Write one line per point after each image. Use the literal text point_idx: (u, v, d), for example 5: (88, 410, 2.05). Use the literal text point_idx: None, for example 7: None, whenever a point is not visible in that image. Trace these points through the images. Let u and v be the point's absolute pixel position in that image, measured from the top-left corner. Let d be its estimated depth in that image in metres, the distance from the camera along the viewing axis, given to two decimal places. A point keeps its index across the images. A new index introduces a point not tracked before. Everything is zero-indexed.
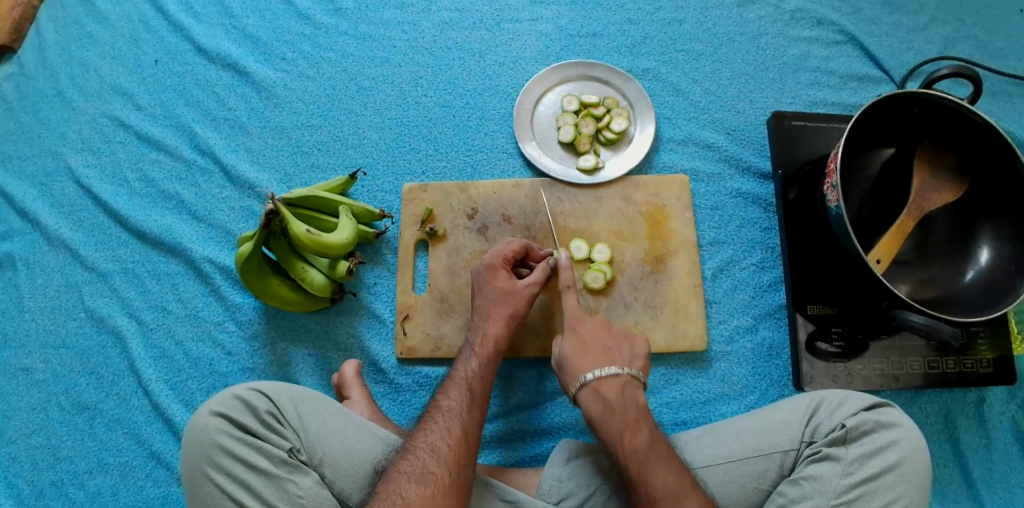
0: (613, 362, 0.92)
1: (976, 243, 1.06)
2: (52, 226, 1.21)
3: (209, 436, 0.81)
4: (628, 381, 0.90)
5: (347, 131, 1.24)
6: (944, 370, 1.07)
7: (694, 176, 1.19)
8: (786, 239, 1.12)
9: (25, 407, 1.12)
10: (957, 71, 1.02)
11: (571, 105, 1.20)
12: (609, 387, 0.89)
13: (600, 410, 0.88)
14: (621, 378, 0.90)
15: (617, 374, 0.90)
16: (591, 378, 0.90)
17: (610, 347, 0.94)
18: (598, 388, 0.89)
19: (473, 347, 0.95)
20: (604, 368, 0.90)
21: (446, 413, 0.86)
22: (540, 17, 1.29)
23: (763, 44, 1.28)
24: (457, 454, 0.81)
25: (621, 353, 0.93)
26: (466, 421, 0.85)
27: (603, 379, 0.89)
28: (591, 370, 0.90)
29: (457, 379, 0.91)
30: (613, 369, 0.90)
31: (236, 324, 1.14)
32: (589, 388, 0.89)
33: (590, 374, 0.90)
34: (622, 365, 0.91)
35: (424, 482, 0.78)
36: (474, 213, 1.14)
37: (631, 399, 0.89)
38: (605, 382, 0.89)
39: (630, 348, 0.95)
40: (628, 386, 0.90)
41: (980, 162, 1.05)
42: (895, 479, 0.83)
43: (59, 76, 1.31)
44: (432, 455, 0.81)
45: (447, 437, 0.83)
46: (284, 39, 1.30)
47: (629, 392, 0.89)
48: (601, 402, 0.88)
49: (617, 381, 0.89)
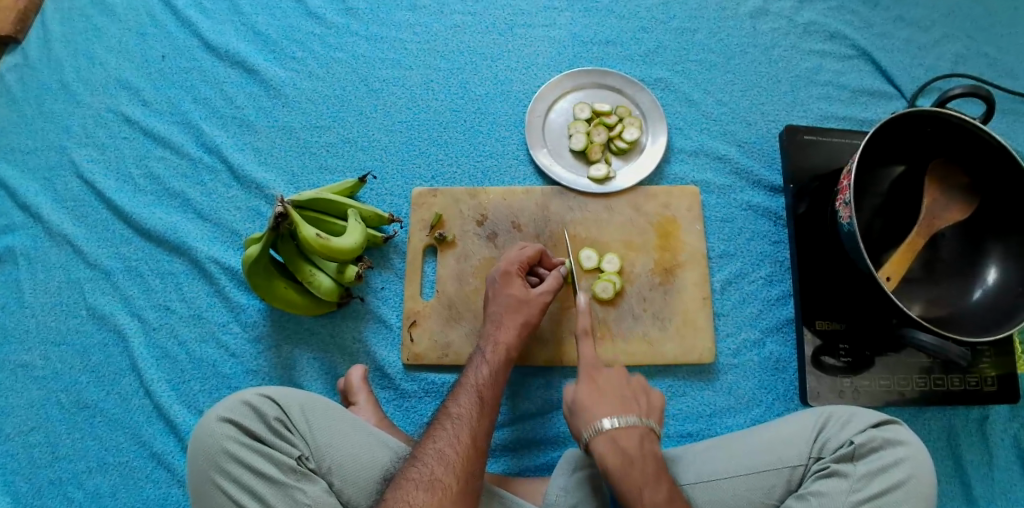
0: (632, 411, 0.87)
1: (984, 262, 1.06)
2: (55, 221, 1.19)
3: (217, 441, 0.80)
4: (647, 432, 0.85)
5: (357, 133, 1.23)
6: (949, 387, 1.07)
7: (705, 188, 1.19)
8: (796, 253, 1.12)
9: (24, 405, 1.11)
10: (970, 91, 1.02)
11: (583, 113, 1.19)
12: (628, 438, 0.84)
13: (619, 463, 0.82)
14: (639, 429, 0.85)
15: (636, 425, 0.85)
16: (609, 426, 0.85)
17: (629, 395, 0.89)
18: (616, 438, 0.84)
19: (483, 354, 0.95)
20: (623, 418, 0.86)
21: (455, 420, 0.85)
22: (553, 23, 1.29)
23: (775, 57, 1.28)
24: (466, 462, 0.81)
25: (640, 402, 0.89)
26: (476, 429, 0.84)
27: (621, 430, 0.85)
28: (610, 419, 0.86)
29: (467, 386, 0.90)
30: (631, 418, 0.86)
31: (240, 325, 1.13)
32: (607, 438, 0.84)
33: (608, 423, 0.85)
34: (641, 415, 0.87)
35: (432, 489, 0.77)
36: (483, 219, 1.14)
37: (650, 452, 0.84)
38: (623, 433, 0.84)
39: (647, 398, 0.90)
40: (646, 439, 0.85)
41: (991, 182, 1.05)
42: (903, 496, 0.83)
43: (65, 68, 1.29)
44: (440, 462, 0.80)
45: (455, 445, 0.82)
46: (294, 38, 1.29)
47: (648, 444, 0.85)
48: (620, 456, 0.83)
49: (636, 432, 0.85)
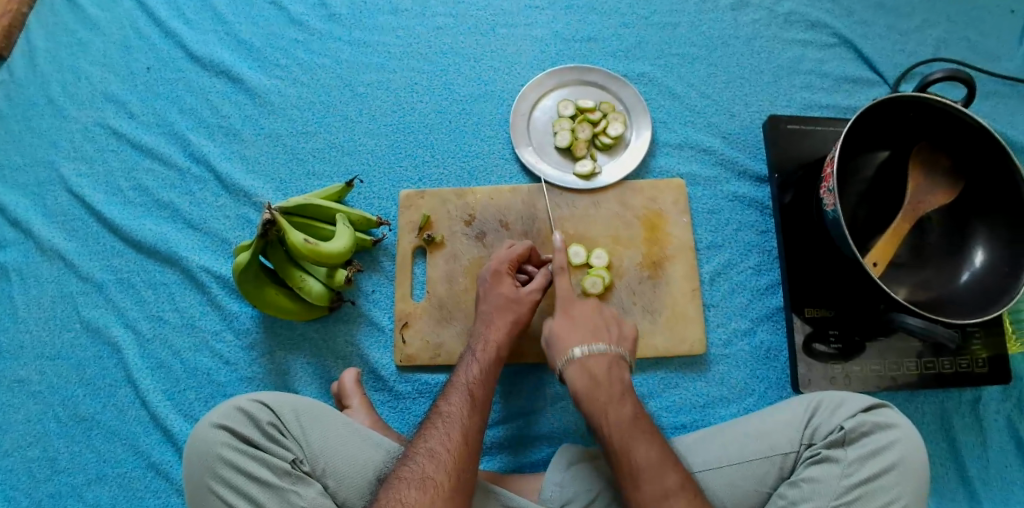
0: (602, 339, 0.94)
1: (971, 245, 1.07)
2: (46, 236, 1.19)
3: (211, 448, 0.81)
4: (615, 359, 0.92)
5: (343, 138, 1.24)
6: (940, 370, 1.07)
7: (691, 180, 1.19)
8: (783, 242, 1.12)
9: (21, 420, 1.11)
10: (950, 75, 1.03)
11: (567, 110, 1.20)
12: (597, 363, 0.91)
13: (587, 385, 0.90)
14: (608, 356, 0.92)
15: (604, 352, 0.92)
16: (580, 353, 0.92)
17: (602, 326, 0.96)
18: (585, 363, 0.91)
19: (474, 353, 0.95)
20: (592, 345, 0.93)
21: (446, 419, 0.86)
22: (535, 22, 1.29)
23: (757, 48, 1.28)
24: (458, 459, 0.81)
25: (611, 331, 0.96)
26: (467, 426, 0.85)
27: (591, 355, 0.92)
28: (580, 347, 0.93)
29: (458, 385, 0.91)
30: (600, 345, 0.93)
31: (233, 333, 1.13)
32: (577, 364, 0.92)
33: (579, 349, 0.92)
34: (610, 344, 0.94)
35: (423, 488, 0.78)
36: (471, 219, 1.14)
37: (617, 377, 0.91)
38: (592, 358, 0.92)
39: (619, 330, 0.97)
40: (614, 365, 0.92)
41: (975, 165, 1.05)
42: (894, 479, 0.83)
43: (51, 84, 1.30)
44: (431, 460, 0.81)
45: (447, 442, 0.83)
46: (278, 45, 1.30)
47: (616, 370, 0.91)
48: (588, 378, 0.90)
49: (604, 358, 0.92)
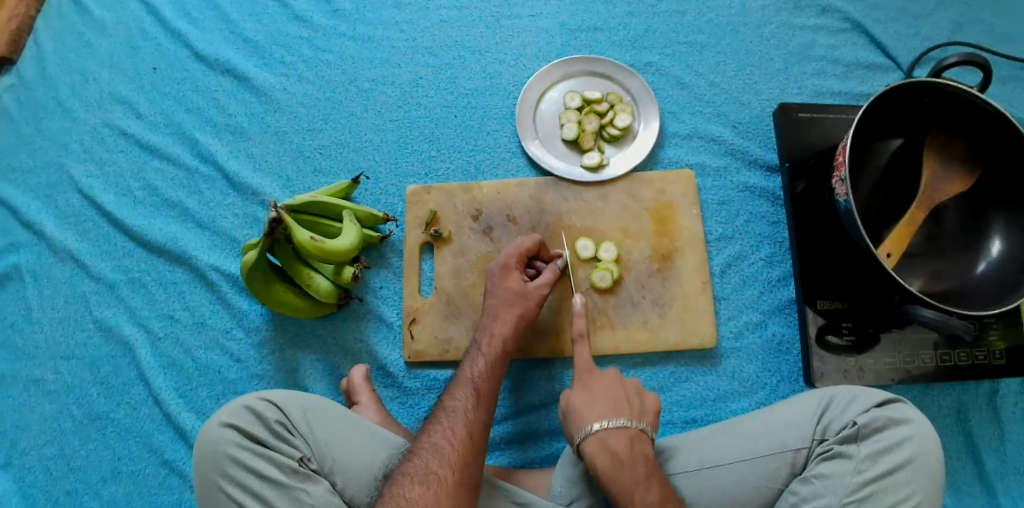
0: (623, 413, 0.87)
1: (988, 234, 1.04)
2: (58, 237, 1.20)
3: (218, 446, 0.81)
4: (636, 433, 0.85)
5: (349, 134, 1.23)
6: (956, 363, 1.05)
7: (700, 171, 1.18)
8: (795, 233, 1.10)
9: (38, 419, 1.13)
10: (965, 59, 1.01)
11: (573, 102, 1.18)
12: (617, 440, 0.84)
13: (608, 467, 0.83)
14: (629, 432, 0.85)
15: (625, 427, 0.85)
16: (598, 428, 0.85)
17: (621, 399, 0.89)
18: (606, 439, 0.85)
19: (479, 347, 0.95)
20: (612, 420, 0.86)
21: (450, 414, 0.86)
22: (540, 13, 1.28)
23: (767, 35, 1.26)
24: (462, 454, 0.81)
25: (632, 404, 0.89)
26: (471, 421, 0.85)
27: (611, 432, 0.85)
28: (599, 420, 0.86)
29: (464, 379, 0.91)
30: (620, 421, 0.86)
31: (243, 331, 1.14)
32: (596, 440, 0.85)
33: (597, 424, 0.86)
34: (631, 417, 0.87)
35: (427, 483, 0.78)
36: (478, 214, 1.14)
37: (641, 454, 0.84)
38: (612, 435, 0.85)
39: (639, 400, 0.90)
40: (635, 440, 0.85)
41: (991, 152, 1.03)
42: (907, 476, 0.82)
43: (59, 86, 1.30)
44: (435, 455, 0.81)
45: (451, 438, 0.83)
46: (282, 42, 1.29)
47: (638, 446, 0.85)
48: (610, 458, 0.83)
49: (626, 435, 0.85)
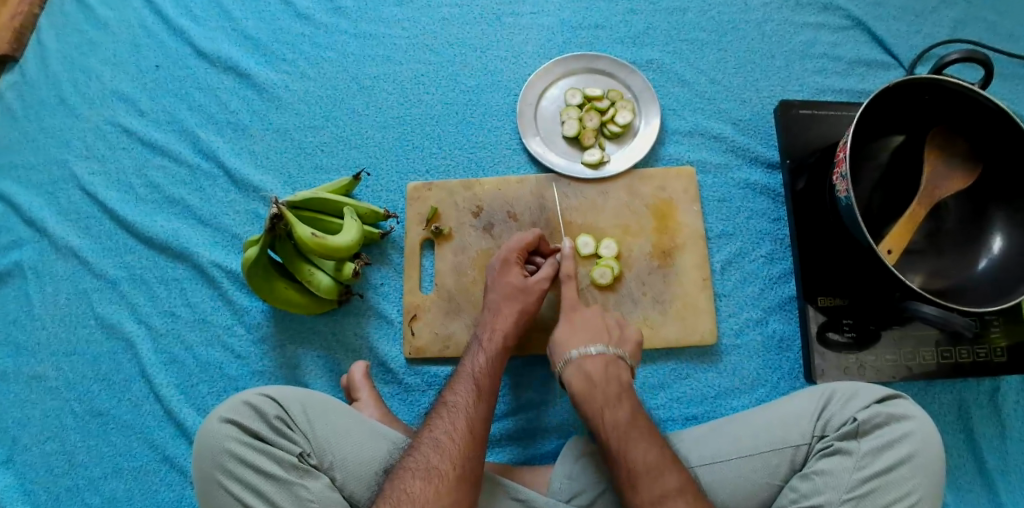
0: (602, 340, 0.95)
1: (989, 231, 1.04)
2: (60, 234, 1.21)
3: (218, 442, 0.81)
4: (612, 359, 0.93)
5: (350, 131, 1.23)
6: (957, 360, 1.05)
7: (701, 168, 1.18)
8: (796, 230, 1.10)
9: (39, 415, 1.13)
10: (967, 57, 1.00)
11: (574, 99, 1.18)
12: (593, 363, 0.92)
13: (583, 386, 0.90)
14: (605, 356, 0.93)
15: (602, 353, 0.93)
16: (576, 355, 0.93)
17: (602, 329, 0.97)
18: (582, 363, 0.92)
19: (480, 343, 0.95)
20: (590, 347, 0.94)
21: (452, 409, 0.86)
22: (541, 10, 1.28)
23: (768, 32, 1.26)
24: (463, 449, 0.81)
25: (612, 334, 0.97)
26: (472, 416, 0.85)
27: (588, 356, 0.93)
28: (577, 348, 0.94)
29: (465, 375, 0.91)
30: (598, 347, 0.93)
31: (244, 327, 1.14)
32: (573, 364, 0.93)
33: (575, 351, 0.94)
34: (609, 344, 0.94)
35: (429, 478, 0.78)
36: (479, 210, 1.14)
37: (615, 375, 0.91)
38: (588, 359, 0.92)
39: (620, 332, 0.98)
40: (611, 365, 0.92)
41: (992, 148, 1.03)
42: (907, 472, 0.82)
43: (62, 84, 1.31)
44: (436, 451, 0.81)
45: (453, 434, 0.83)
46: (284, 40, 1.29)
47: (613, 369, 0.92)
48: (585, 377, 0.91)
49: (602, 359, 0.93)
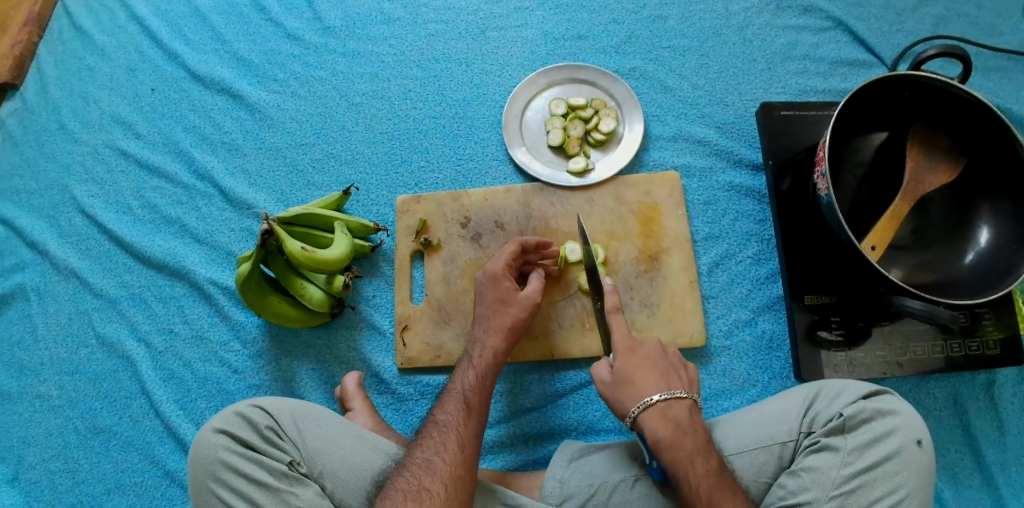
0: (675, 385, 0.89)
1: (975, 223, 1.04)
2: (61, 256, 1.24)
3: (212, 452, 0.83)
4: (694, 405, 0.88)
5: (340, 147, 1.26)
6: (948, 354, 1.06)
7: (685, 172, 1.19)
8: (780, 229, 1.11)
9: (43, 433, 1.16)
10: (944, 51, 1.02)
11: (559, 109, 1.20)
12: (678, 410, 0.86)
13: (669, 435, 0.84)
14: (686, 401, 0.88)
15: (683, 399, 0.87)
16: (659, 399, 0.86)
17: (669, 368, 0.91)
18: (666, 410, 0.86)
19: (471, 359, 0.96)
20: (670, 391, 0.88)
21: (443, 428, 0.87)
22: (524, 23, 1.30)
23: (749, 36, 1.27)
24: (455, 469, 0.82)
25: (681, 377, 0.91)
26: (463, 436, 0.86)
27: (672, 403, 0.87)
28: (657, 392, 0.87)
29: (454, 393, 0.92)
30: (678, 391, 0.88)
31: (241, 343, 1.16)
32: (656, 410, 0.86)
33: (657, 395, 0.87)
34: (685, 388, 0.89)
35: (419, 499, 0.79)
36: (467, 221, 1.16)
37: (698, 423, 0.87)
38: (671, 405, 0.86)
39: (683, 370, 0.93)
40: (693, 410, 0.88)
41: (975, 142, 1.04)
42: (895, 468, 0.83)
43: (62, 110, 1.35)
44: (427, 471, 0.82)
45: (444, 454, 0.84)
46: (275, 60, 1.33)
47: (696, 417, 0.87)
48: (673, 427, 0.85)
49: (684, 404, 0.87)
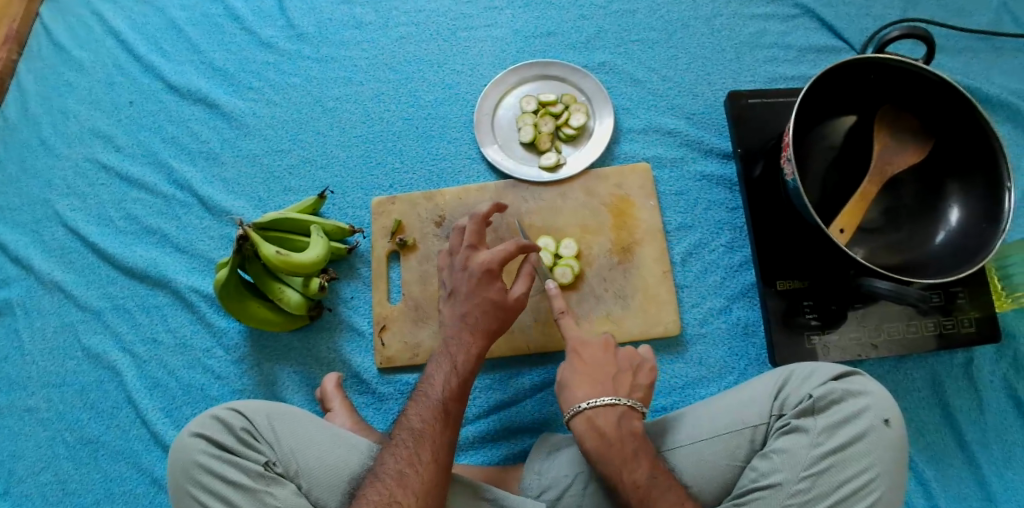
0: (610, 391, 0.89)
1: (946, 202, 1.05)
2: (46, 270, 1.26)
3: (189, 455, 0.85)
4: (626, 411, 0.88)
5: (316, 152, 1.27)
6: (923, 333, 1.06)
7: (657, 164, 1.20)
8: (751, 217, 1.12)
9: (33, 446, 1.17)
10: (907, 33, 1.02)
11: (529, 106, 1.21)
12: (605, 417, 0.87)
13: (596, 444, 0.85)
14: (617, 408, 0.88)
15: (613, 405, 0.87)
16: (586, 406, 0.88)
17: (606, 375, 0.92)
18: (592, 417, 0.87)
19: (454, 363, 0.92)
20: (598, 398, 0.88)
21: (418, 437, 0.86)
22: (494, 23, 1.31)
23: (717, 27, 1.28)
24: (428, 481, 0.82)
25: (618, 383, 0.91)
26: (437, 447, 0.85)
27: (599, 410, 0.87)
28: (586, 399, 0.88)
29: (428, 397, 0.90)
30: (609, 398, 0.88)
31: (223, 349, 1.18)
32: (583, 417, 0.87)
33: (585, 403, 0.88)
34: (620, 394, 0.89)
35: None
36: (442, 220, 1.17)
37: (628, 430, 0.86)
38: (599, 412, 0.87)
39: (630, 376, 0.93)
40: (625, 416, 0.87)
41: (942, 122, 1.04)
42: (865, 447, 0.83)
43: (42, 125, 1.36)
44: (400, 485, 0.82)
45: (417, 466, 0.83)
46: (250, 69, 1.34)
47: (627, 423, 0.87)
48: (597, 435, 0.85)
49: (614, 411, 0.87)
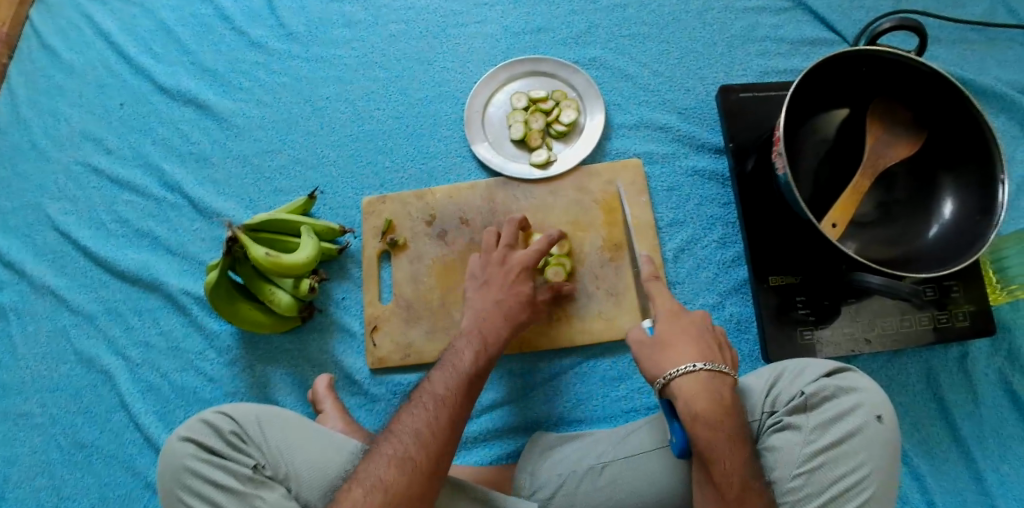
0: (715, 360, 0.83)
1: (939, 195, 1.04)
2: (37, 275, 1.25)
3: (177, 460, 0.85)
4: (733, 383, 0.82)
5: (306, 152, 1.27)
6: (917, 327, 1.05)
7: (648, 160, 1.19)
8: (743, 212, 1.11)
9: (29, 451, 1.17)
10: (898, 24, 1.01)
11: (520, 103, 1.21)
12: (721, 385, 0.80)
13: (711, 406, 0.78)
14: (727, 377, 0.81)
15: (726, 374, 0.81)
16: (703, 367, 0.80)
17: (709, 344, 0.85)
18: (710, 381, 0.80)
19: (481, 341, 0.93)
20: (714, 363, 0.81)
21: (440, 402, 0.84)
22: (484, 19, 1.31)
23: (708, 20, 1.27)
24: (443, 443, 0.81)
25: (720, 354, 0.85)
26: (457, 415, 0.83)
27: (716, 375, 0.80)
28: (700, 360, 0.81)
29: (458, 368, 0.89)
30: (721, 367, 0.81)
31: (216, 351, 1.17)
32: (699, 379, 0.79)
33: (700, 364, 0.81)
34: (726, 366, 0.83)
35: (402, 467, 0.78)
36: (432, 219, 1.16)
37: (733, 401, 0.80)
38: (715, 378, 0.80)
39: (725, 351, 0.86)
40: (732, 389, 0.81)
41: (935, 114, 1.03)
42: (858, 445, 0.83)
43: (32, 128, 1.36)
44: (415, 441, 0.80)
45: (434, 426, 0.81)
46: (240, 69, 1.34)
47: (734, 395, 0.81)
48: (711, 400, 0.78)
49: (724, 380, 0.81)
